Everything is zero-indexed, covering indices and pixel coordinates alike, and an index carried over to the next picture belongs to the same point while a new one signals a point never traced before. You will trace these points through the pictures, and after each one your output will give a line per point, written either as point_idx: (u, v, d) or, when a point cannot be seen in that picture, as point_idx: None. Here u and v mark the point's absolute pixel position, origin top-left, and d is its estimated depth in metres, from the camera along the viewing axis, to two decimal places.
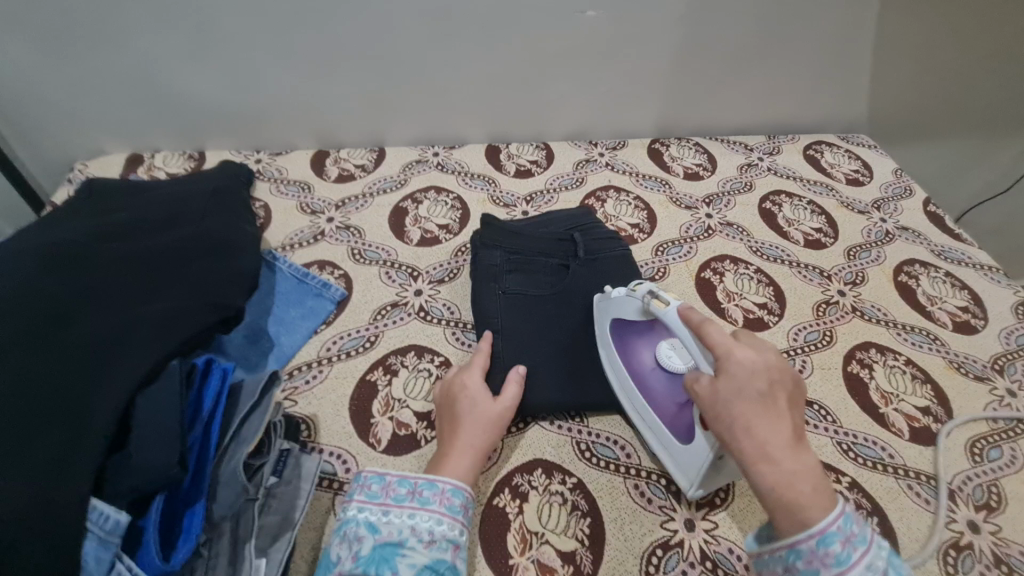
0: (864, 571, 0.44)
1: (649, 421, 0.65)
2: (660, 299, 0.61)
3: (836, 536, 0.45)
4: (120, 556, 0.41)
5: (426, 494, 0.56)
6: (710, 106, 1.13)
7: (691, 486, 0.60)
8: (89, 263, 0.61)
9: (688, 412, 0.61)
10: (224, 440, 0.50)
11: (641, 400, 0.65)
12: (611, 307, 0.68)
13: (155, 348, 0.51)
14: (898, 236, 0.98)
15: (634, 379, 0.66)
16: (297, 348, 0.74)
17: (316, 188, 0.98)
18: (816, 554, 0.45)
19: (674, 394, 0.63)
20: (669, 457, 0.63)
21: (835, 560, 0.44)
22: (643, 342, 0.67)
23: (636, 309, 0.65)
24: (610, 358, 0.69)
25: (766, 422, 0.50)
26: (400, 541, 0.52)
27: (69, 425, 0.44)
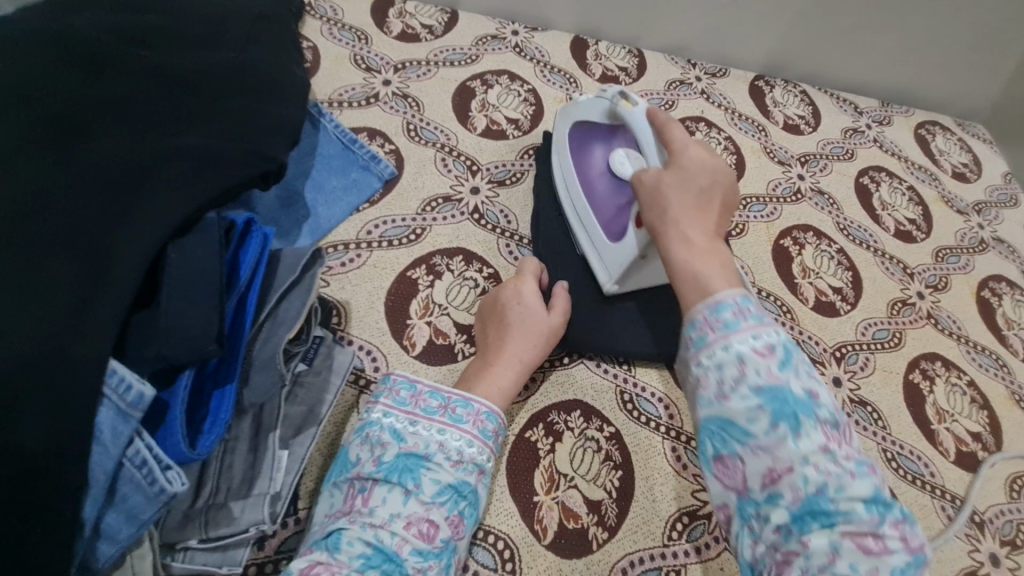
0: (749, 336, 0.41)
1: (585, 219, 0.66)
2: (629, 100, 0.59)
3: (728, 306, 0.42)
4: (139, 432, 0.35)
5: (459, 412, 0.50)
6: (837, 52, 0.97)
7: (609, 281, 0.63)
8: (113, 68, 0.50)
9: (624, 214, 0.61)
10: (260, 316, 0.43)
11: (583, 199, 0.66)
12: (577, 110, 0.68)
13: (186, 194, 0.42)
14: (992, 248, 0.89)
15: (580, 181, 0.66)
16: (335, 224, 0.66)
17: (374, 41, 0.84)
18: (708, 321, 0.42)
19: (617, 195, 0.63)
20: (594, 256, 0.64)
21: (722, 323, 0.42)
22: (599, 142, 0.65)
23: (601, 109, 0.63)
24: (564, 163, 0.69)
25: (704, 230, 0.50)
26: (426, 454, 0.46)
27: (83, 265, 0.36)
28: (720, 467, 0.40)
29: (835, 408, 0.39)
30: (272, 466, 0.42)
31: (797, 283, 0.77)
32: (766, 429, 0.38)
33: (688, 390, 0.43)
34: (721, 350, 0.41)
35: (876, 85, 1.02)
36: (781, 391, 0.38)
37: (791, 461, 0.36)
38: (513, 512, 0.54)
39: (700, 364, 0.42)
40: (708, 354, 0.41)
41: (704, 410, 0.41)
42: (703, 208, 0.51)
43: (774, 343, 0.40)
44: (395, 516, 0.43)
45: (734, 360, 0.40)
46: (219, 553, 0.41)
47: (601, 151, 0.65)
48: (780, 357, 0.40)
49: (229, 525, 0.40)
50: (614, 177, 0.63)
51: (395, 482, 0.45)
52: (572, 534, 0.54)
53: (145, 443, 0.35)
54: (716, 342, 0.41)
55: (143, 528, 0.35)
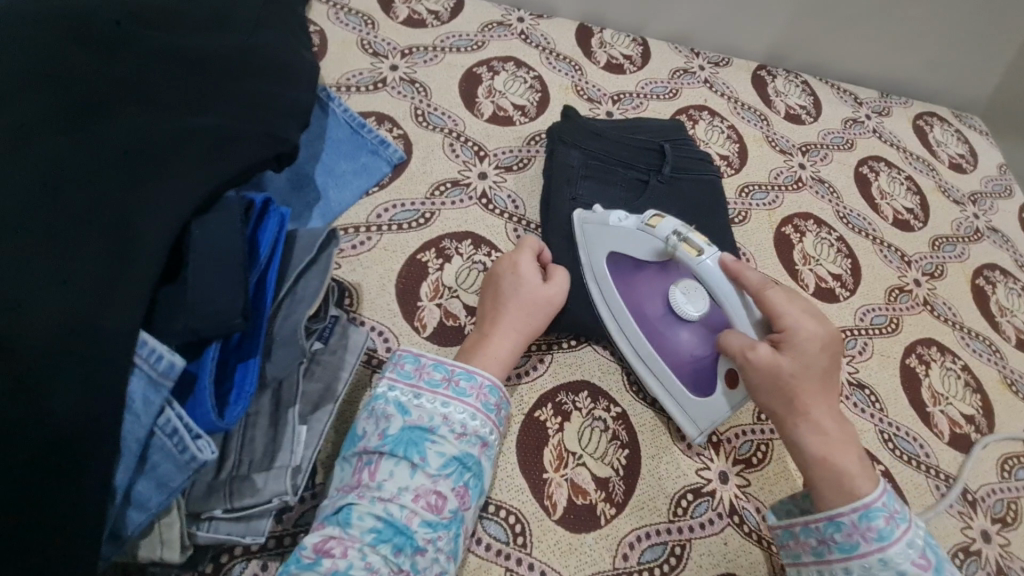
0: (905, 546, 0.46)
1: (657, 369, 0.61)
2: (692, 245, 0.56)
3: (880, 510, 0.47)
4: (169, 403, 0.36)
5: (463, 385, 0.51)
6: (838, 42, 0.98)
7: (699, 434, 0.59)
8: (128, 48, 0.50)
9: (705, 364, 0.59)
10: (280, 293, 0.44)
11: (646, 345, 0.61)
12: (608, 235, 0.62)
13: (206, 172, 0.43)
14: (987, 237, 0.91)
15: (636, 319, 0.61)
16: (345, 207, 0.66)
17: (380, 26, 0.84)
18: (857, 526, 0.47)
19: (690, 346, 0.59)
20: (674, 405, 0.60)
21: (875, 534, 0.46)
22: (649, 280, 0.61)
23: (650, 249, 0.59)
24: (605, 291, 0.62)
25: (830, 407, 0.52)
26: (430, 427, 0.47)
27: (110, 240, 0.37)
28: None
29: (922, 561, 0.46)
30: (293, 439, 0.43)
31: (798, 270, 0.78)
32: None
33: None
34: (874, 563, 0.46)
35: (876, 76, 1.03)
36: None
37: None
38: (523, 488, 0.55)
39: (841, 567, 0.47)
40: (857, 564, 0.46)
41: None
42: (827, 380, 0.52)
43: (927, 555, 0.46)
44: (403, 489, 0.45)
45: (893, 573, 0.45)
46: (243, 524, 0.41)
47: (652, 288, 0.61)
48: (935, 565, 0.45)
49: (252, 496, 0.40)
50: (679, 320, 0.59)
51: (400, 455, 0.46)
52: (581, 510, 0.55)
53: (176, 413, 0.36)
54: (870, 551, 0.46)
55: (171, 496, 0.36)
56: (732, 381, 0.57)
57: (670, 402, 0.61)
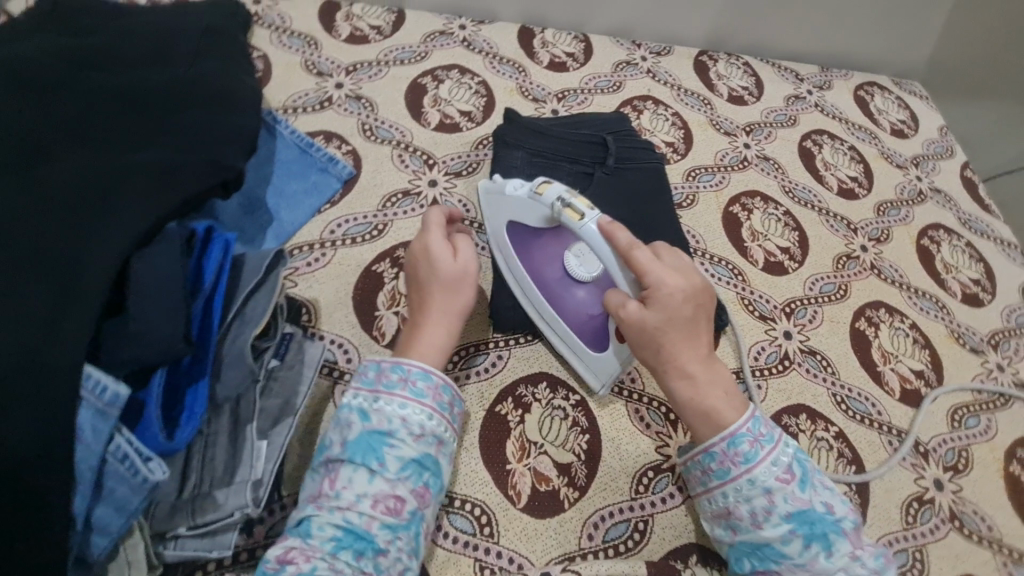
0: (770, 465, 0.49)
1: (560, 333, 0.63)
2: (574, 209, 0.54)
3: (744, 436, 0.50)
4: (119, 429, 0.37)
5: (420, 385, 0.51)
6: (774, 22, 1.00)
7: (601, 387, 0.62)
8: (66, 93, 0.52)
9: (599, 322, 0.60)
10: (227, 316, 0.46)
11: (549, 311, 0.63)
12: (506, 203, 0.62)
13: (146, 205, 0.45)
14: (930, 198, 0.94)
15: (541, 290, 0.63)
16: (298, 226, 0.68)
17: (324, 46, 0.86)
18: (728, 454, 0.50)
19: (584, 305, 0.61)
20: (579, 361, 0.63)
21: (742, 457, 0.50)
22: (542, 245, 0.62)
23: (541, 214, 0.58)
24: (511, 261, 0.64)
25: (698, 356, 0.53)
26: (388, 432, 0.48)
27: (54, 282, 0.39)
28: None
29: (777, 452, 0.50)
30: (252, 454, 0.45)
31: (746, 247, 0.81)
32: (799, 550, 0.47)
33: (711, 516, 0.52)
34: (744, 485, 0.49)
35: (815, 51, 1.06)
36: (806, 513, 0.48)
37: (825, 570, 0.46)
38: (488, 481, 0.57)
39: (721, 492, 0.51)
40: (734, 489, 0.50)
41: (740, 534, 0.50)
42: (692, 329, 0.53)
43: (791, 467, 0.49)
44: (361, 496, 0.46)
45: (762, 492, 0.49)
46: (208, 539, 0.43)
47: (552, 254, 0.61)
48: (800, 478, 0.49)
49: (215, 511, 0.43)
50: (574, 283, 0.61)
51: (358, 462, 0.47)
52: (545, 496, 0.57)
53: (125, 439, 0.37)
54: (740, 476, 0.49)
55: (130, 518, 0.38)
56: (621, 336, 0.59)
57: (574, 359, 0.64)
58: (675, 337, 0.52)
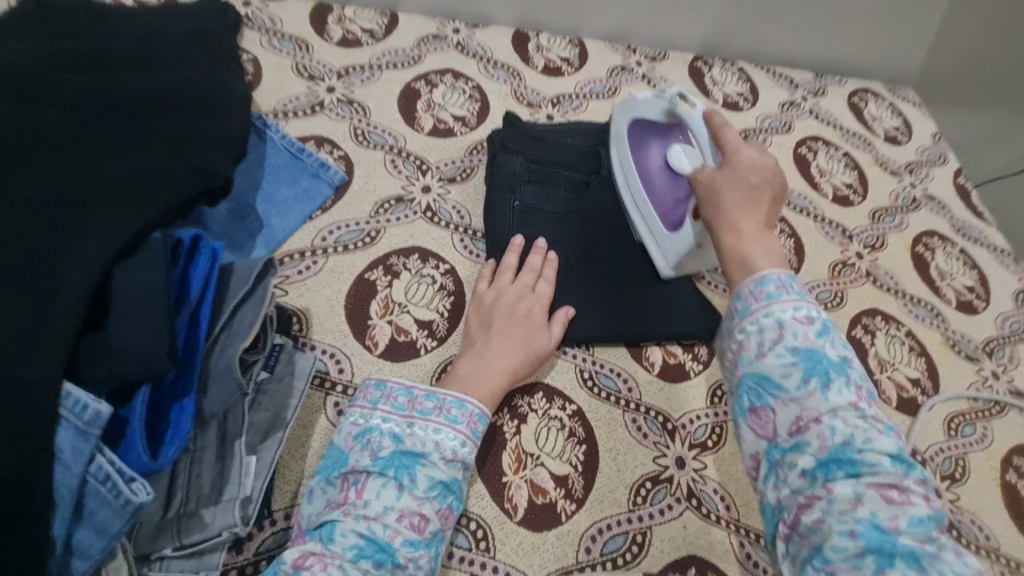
0: (791, 307, 0.47)
1: (644, 210, 0.69)
2: (689, 101, 0.64)
3: (774, 280, 0.48)
4: (100, 449, 0.36)
5: (454, 412, 0.52)
6: (769, 28, 1.01)
7: (668, 266, 0.68)
8: (48, 98, 0.51)
9: (682, 207, 0.66)
10: (214, 328, 0.45)
11: (641, 189, 0.69)
12: (634, 107, 0.71)
13: (128, 215, 0.43)
14: (924, 205, 0.94)
15: (639, 173, 0.69)
16: (289, 233, 0.67)
17: (315, 49, 0.84)
18: (752, 291, 0.48)
19: (673, 189, 0.67)
20: (653, 243, 0.69)
21: (767, 295, 0.48)
22: (656, 140, 0.69)
23: (662, 108, 0.67)
24: (620, 152, 0.72)
25: (757, 222, 0.53)
26: (423, 452, 0.49)
27: (34, 294, 0.37)
28: (753, 419, 0.46)
29: (811, 319, 0.46)
30: (240, 471, 0.44)
31: None
32: (798, 383, 0.44)
33: (726, 368, 0.50)
34: (762, 317, 0.47)
35: (809, 57, 1.06)
36: (814, 355, 0.45)
37: (819, 415, 0.43)
38: (483, 494, 0.56)
39: (740, 328, 0.48)
40: (753, 321, 0.47)
41: (744, 367, 0.47)
42: (754, 198, 0.54)
43: (814, 315, 0.47)
44: (389, 509, 0.46)
45: (775, 325, 0.46)
46: (195, 560, 0.42)
47: (659, 148, 0.69)
48: (819, 326, 0.46)
49: (201, 531, 0.41)
50: (671, 172, 0.67)
51: (390, 476, 0.47)
52: (541, 508, 0.56)
53: (107, 459, 0.36)
54: (760, 310, 0.47)
55: (113, 542, 0.37)
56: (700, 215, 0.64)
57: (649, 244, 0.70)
58: (736, 205, 0.54)
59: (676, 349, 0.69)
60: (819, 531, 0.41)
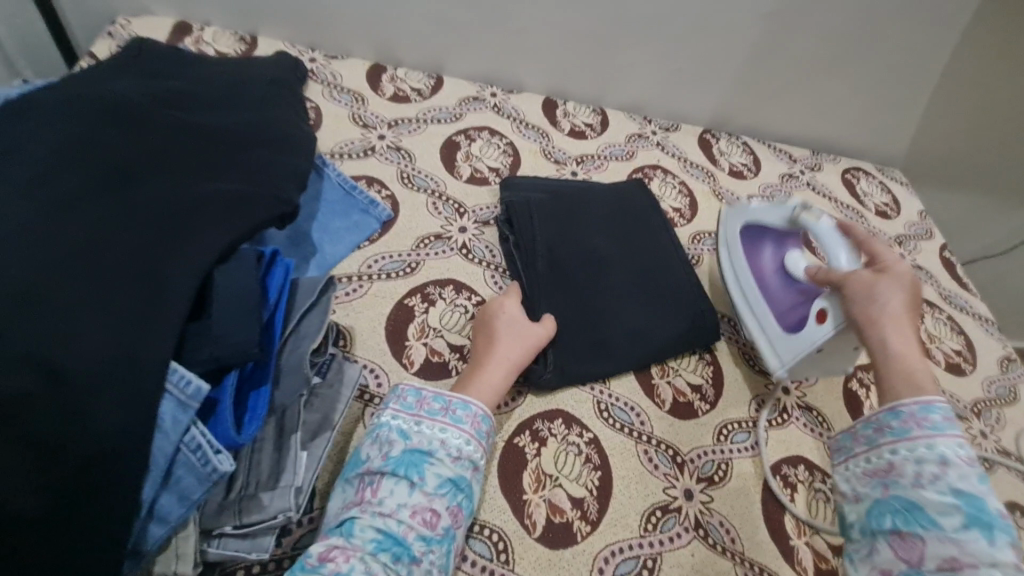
0: (953, 442, 0.52)
1: (759, 312, 0.76)
2: (813, 212, 0.72)
3: (938, 410, 0.54)
4: (194, 422, 0.41)
5: (459, 413, 0.57)
6: (771, 111, 1.13)
7: (781, 366, 0.71)
8: (156, 128, 0.59)
9: (799, 309, 0.72)
10: (286, 330, 0.50)
11: (757, 293, 0.76)
12: (749, 212, 0.81)
13: (224, 229, 0.50)
14: (913, 274, 1.02)
15: (754, 276, 0.78)
16: (339, 259, 0.74)
17: (370, 102, 0.95)
18: (914, 416, 0.54)
19: (789, 292, 0.74)
20: (766, 342, 0.74)
21: (931, 424, 0.53)
22: (772, 245, 0.78)
23: (781, 216, 0.76)
24: (729, 254, 0.82)
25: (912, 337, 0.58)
26: (429, 451, 0.54)
27: (147, 286, 0.44)
28: (895, 540, 0.50)
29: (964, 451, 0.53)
30: (296, 460, 0.48)
31: None
32: (954, 525, 0.48)
33: (861, 476, 0.56)
34: (921, 446, 0.53)
35: (806, 137, 1.18)
36: (979, 501, 0.48)
37: (974, 558, 0.46)
38: (505, 510, 0.60)
39: (892, 449, 0.54)
40: (910, 447, 0.53)
41: (895, 492, 0.52)
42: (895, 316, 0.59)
43: (973, 459, 0.51)
44: (401, 506, 0.50)
45: (936, 458, 0.52)
46: (249, 540, 0.46)
47: (772, 252, 0.78)
48: (981, 473, 0.50)
49: (260, 511, 0.45)
50: (788, 276, 0.75)
51: (401, 475, 0.52)
52: (558, 527, 0.60)
53: (200, 430, 0.41)
54: (920, 436, 0.53)
55: (191, 509, 0.41)
56: (821, 317, 0.67)
57: (764, 342, 0.75)
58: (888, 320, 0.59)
59: (686, 389, 0.74)
60: None
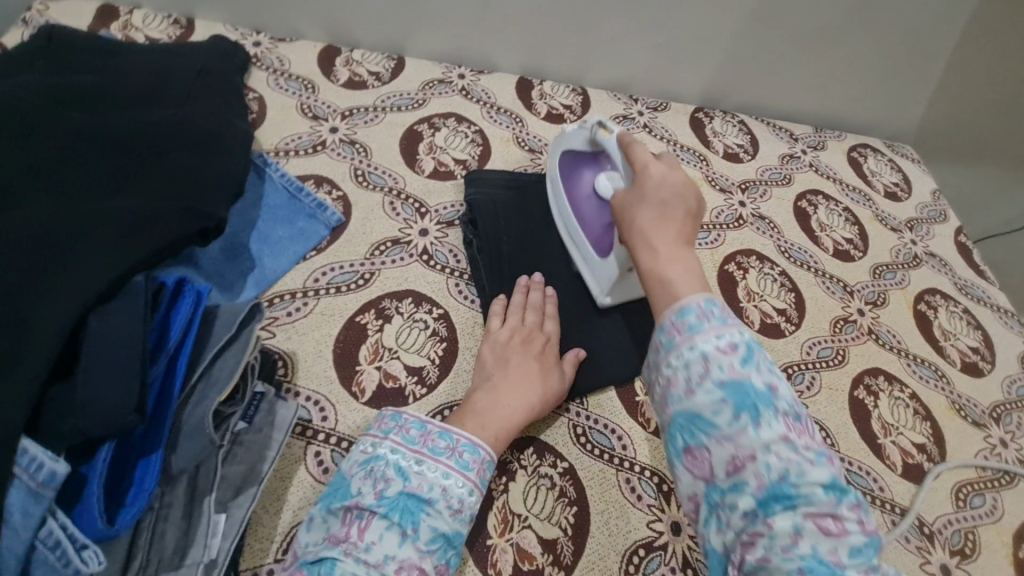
0: (713, 337, 0.44)
1: (575, 235, 0.69)
2: (605, 127, 0.63)
3: (693, 310, 0.46)
4: (54, 511, 0.34)
5: (467, 458, 0.50)
6: (769, 84, 1.02)
7: (601, 294, 0.67)
8: (44, 134, 0.51)
9: (610, 232, 0.65)
10: (190, 378, 0.43)
11: (573, 220, 0.69)
12: (564, 138, 0.70)
13: (112, 258, 0.42)
14: (925, 262, 0.94)
15: (571, 204, 0.69)
16: (281, 273, 0.66)
17: (321, 90, 0.86)
18: (675, 324, 0.46)
19: (601, 215, 0.66)
20: (590, 273, 0.68)
21: (688, 326, 0.45)
22: (588, 168, 0.68)
23: (584, 139, 0.67)
24: (557, 190, 0.72)
25: (668, 236, 0.52)
26: (429, 499, 0.46)
27: (3, 339, 0.36)
28: (687, 459, 0.43)
29: (794, 400, 0.44)
30: (207, 531, 0.42)
31: (743, 308, 0.80)
32: (729, 420, 0.41)
33: (656, 396, 0.47)
34: (688, 353, 0.44)
35: (809, 113, 1.08)
36: (745, 386, 0.42)
37: (755, 449, 0.40)
38: (467, 558, 0.53)
39: (666, 364, 0.46)
40: (676, 355, 0.45)
41: (675, 406, 0.44)
42: (665, 216, 0.53)
43: (736, 342, 0.44)
44: (389, 557, 0.43)
45: (699, 358, 0.44)
46: None
47: (590, 175, 0.68)
48: (742, 353, 0.44)
49: None
50: (599, 196, 0.66)
51: (394, 521, 0.44)
52: None
53: (59, 522, 0.33)
54: (683, 343, 0.45)
55: None
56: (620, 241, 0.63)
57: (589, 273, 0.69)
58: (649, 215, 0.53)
59: None
60: (766, 570, 0.38)
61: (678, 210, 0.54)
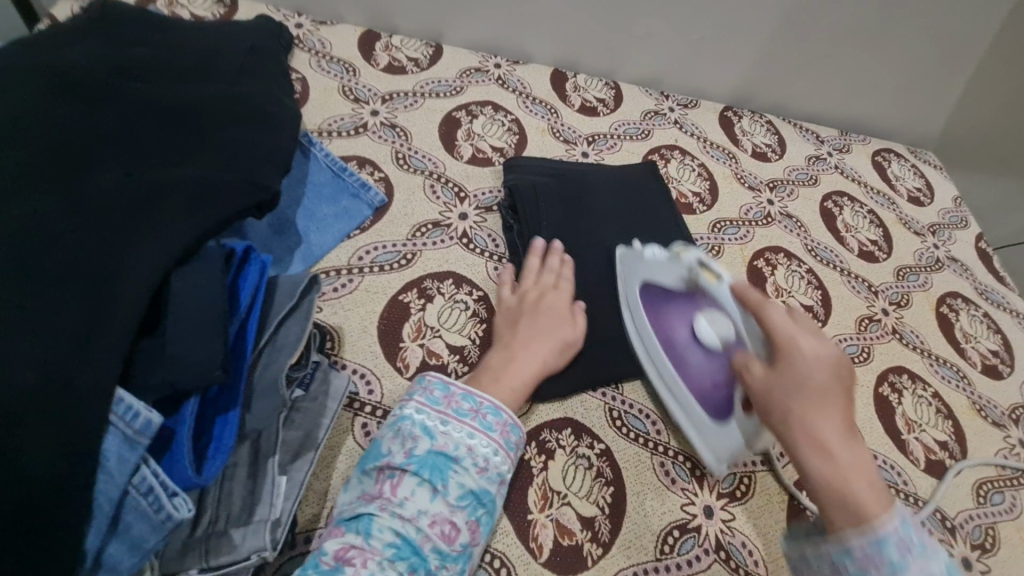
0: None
1: (671, 378, 0.62)
2: (712, 272, 0.56)
3: (892, 543, 0.43)
4: (145, 459, 0.36)
5: (489, 419, 0.51)
6: (798, 86, 1.03)
7: (717, 462, 0.59)
8: (111, 101, 0.52)
9: (725, 392, 0.57)
10: (260, 341, 0.44)
11: (671, 371, 0.62)
12: (642, 266, 0.63)
13: (189, 222, 0.43)
14: (947, 266, 0.95)
15: (664, 349, 0.62)
16: (327, 250, 0.67)
17: (361, 73, 0.87)
18: (870, 554, 0.43)
19: (709, 375, 0.59)
20: (694, 429, 0.61)
21: (889, 564, 0.42)
22: (678, 311, 0.60)
23: (678, 276, 0.59)
24: (637, 320, 0.64)
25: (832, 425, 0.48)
26: (455, 457, 0.47)
27: (93, 293, 0.37)
28: None
29: None
30: (272, 491, 0.43)
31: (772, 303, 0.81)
32: None
33: None
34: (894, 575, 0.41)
35: (835, 116, 1.09)
36: None
37: None
38: (509, 531, 0.55)
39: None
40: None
41: None
42: (829, 398, 0.49)
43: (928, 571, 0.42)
44: (422, 512, 0.45)
45: None
46: None
47: (682, 321, 0.60)
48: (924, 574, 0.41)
49: (229, 553, 0.40)
50: (701, 347, 0.59)
51: (424, 478, 0.46)
52: (566, 551, 0.55)
53: (151, 470, 0.35)
54: None
55: (145, 558, 0.36)
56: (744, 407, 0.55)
57: (690, 427, 0.62)
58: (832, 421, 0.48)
59: None
60: None
61: (836, 380, 0.50)
